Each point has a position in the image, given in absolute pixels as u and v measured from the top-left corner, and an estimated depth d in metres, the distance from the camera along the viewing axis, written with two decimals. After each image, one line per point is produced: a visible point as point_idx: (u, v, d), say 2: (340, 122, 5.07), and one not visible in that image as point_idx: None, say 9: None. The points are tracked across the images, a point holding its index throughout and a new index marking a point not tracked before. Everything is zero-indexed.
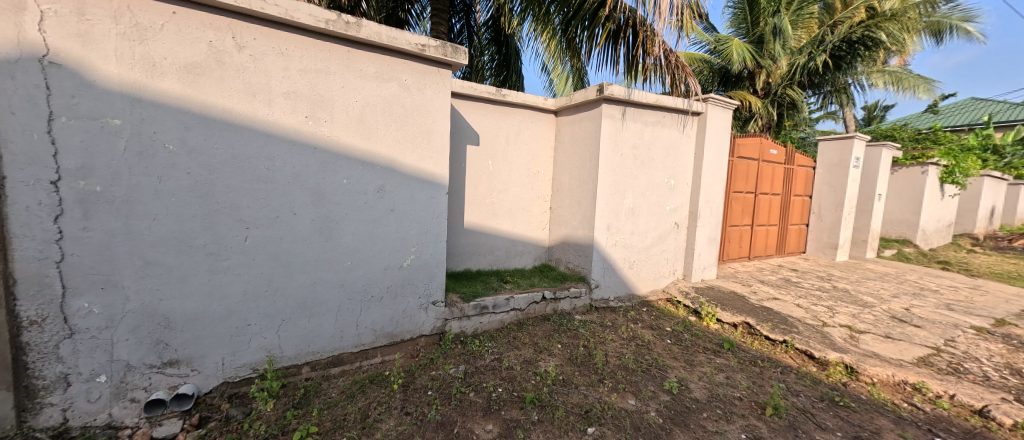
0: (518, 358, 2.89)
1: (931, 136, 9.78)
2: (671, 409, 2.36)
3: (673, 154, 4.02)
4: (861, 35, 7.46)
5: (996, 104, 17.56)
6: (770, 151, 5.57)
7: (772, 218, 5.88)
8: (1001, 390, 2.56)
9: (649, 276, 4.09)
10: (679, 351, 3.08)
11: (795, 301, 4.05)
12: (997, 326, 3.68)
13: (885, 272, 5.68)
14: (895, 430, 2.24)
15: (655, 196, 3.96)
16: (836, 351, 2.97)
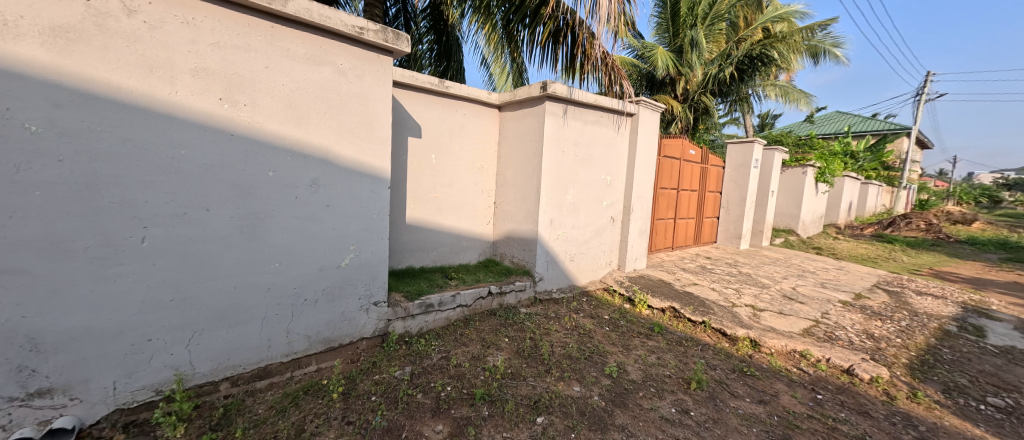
0: (466, 354, 2.88)
1: (810, 143, 11.70)
2: (612, 391, 2.55)
3: (610, 152, 4.31)
4: (760, 53, 8.39)
5: (854, 118, 21.49)
6: (690, 151, 6.18)
7: (691, 212, 6.57)
8: (859, 351, 3.20)
9: (588, 267, 4.36)
10: (616, 337, 3.33)
11: (711, 286, 4.60)
12: (856, 299, 4.59)
13: (777, 258, 6.67)
14: (788, 391, 2.68)
15: (593, 191, 4.22)
16: (743, 328, 3.44)
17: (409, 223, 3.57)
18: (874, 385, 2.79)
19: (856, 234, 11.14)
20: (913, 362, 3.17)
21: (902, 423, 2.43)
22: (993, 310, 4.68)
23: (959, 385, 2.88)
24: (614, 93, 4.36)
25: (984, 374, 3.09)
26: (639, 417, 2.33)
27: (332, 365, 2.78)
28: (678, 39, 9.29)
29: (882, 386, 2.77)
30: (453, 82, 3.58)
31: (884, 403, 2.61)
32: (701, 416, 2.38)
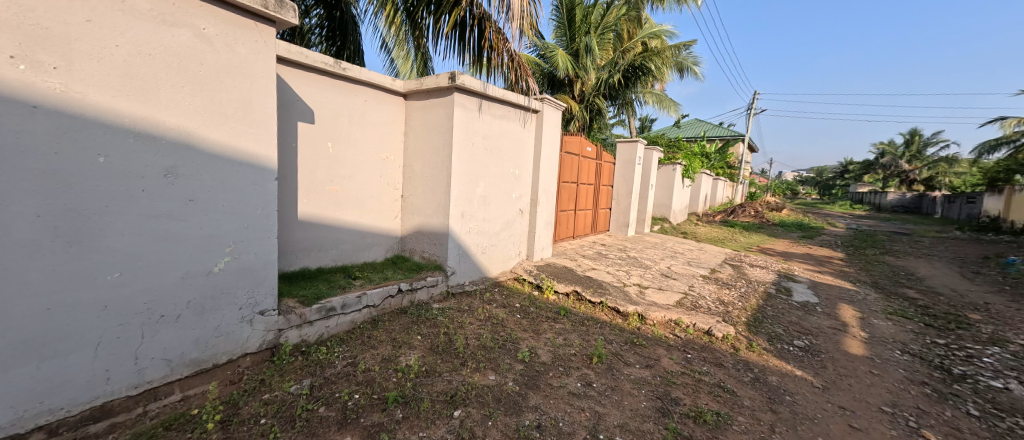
0: (375, 358, 2.69)
1: (677, 145, 13.82)
2: (524, 375, 2.67)
3: (519, 147, 4.48)
4: (640, 63, 9.85)
5: (707, 125, 26.08)
6: (587, 148, 6.70)
7: (589, 204, 7.18)
8: (715, 315, 3.94)
9: (499, 259, 4.50)
10: (526, 324, 3.49)
11: (606, 269, 5.12)
12: (711, 273, 5.63)
13: (655, 242, 7.70)
14: (667, 355, 3.17)
15: (504, 185, 4.35)
16: (632, 305, 3.93)
17: (303, 220, 3.18)
18: (726, 341, 3.48)
19: (709, 220, 13.53)
20: (751, 320, 4.01)
21: (744, 368, 3.07)
22: (795, 276, 6.14)
23: (779, 335, 3.75)
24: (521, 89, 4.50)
25: (795, 324, 4.07)
26: (551, 396, 2.48)
27: (205, 391, 2.33)
28: (574, 44, 10.08)
29: (730, 341, 3.46)
30: (351, 65, 3.24)
31: (733, 354, 3.27)
32: (602, 386, 2.64)
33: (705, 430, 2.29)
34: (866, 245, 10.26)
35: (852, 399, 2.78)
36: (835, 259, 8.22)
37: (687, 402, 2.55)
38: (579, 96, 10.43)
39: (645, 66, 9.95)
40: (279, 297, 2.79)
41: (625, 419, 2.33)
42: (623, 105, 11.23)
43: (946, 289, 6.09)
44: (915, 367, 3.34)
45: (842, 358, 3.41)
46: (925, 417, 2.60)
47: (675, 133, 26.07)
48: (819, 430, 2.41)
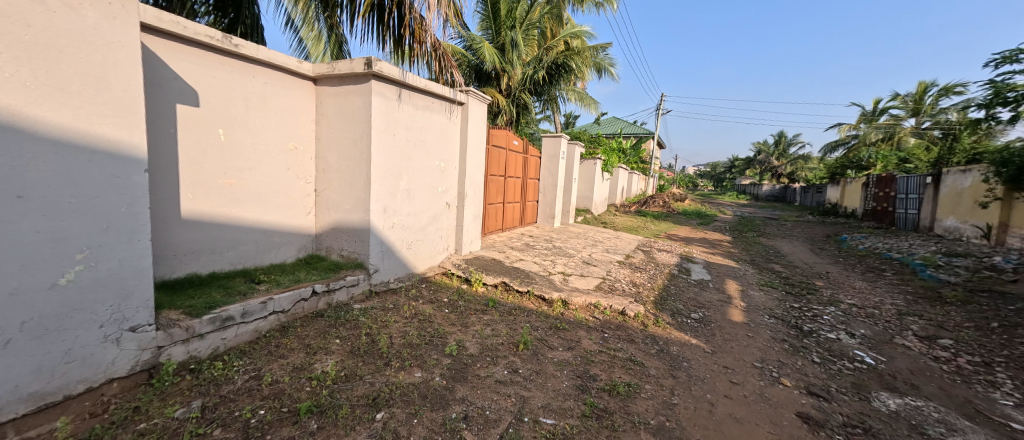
0: (285, 368, 2.52)
1: (598, 141, 14.74)
2: (452, 369, 2.73)
3: (444, 139, 4.48)
4: (562, 62, 10.17)
5: (625, 124, 28.23)
6: (513, 142, 6.88)
7: (517, 197, 7.37)
8: (628, 296, 4.36)
9: (427, 253, 4.48)
10: (454, 317, 3.54)
11: (533, 260, 5.33)
12: (627, 259, 6.14)
13: (579, 232, 8.15)
14: (587, 336, 3.45)
15: (429, 178, 4.33)
16: (556, 292, 4.18)
17: (190, 219, 2.87)
18: (637, 319, 3.87)
19: (626, 211, 14.64)
20: (657, 299, 4.48)
21: (652, 342, 3.45)
22: (693, 258, 6.97)
23: (679, 310, 4.26)
24: (445, 80, 4.49)
25: (692, 299, 4.66)
26: (478, 386, 2.57)
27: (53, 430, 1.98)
28: (499, 38, 10.13)
29: (641, 319, 3.86)
30: (246, 43, 2.95)
31: (642, 330, 3.66)
32: (527, 371, 2.80)
33: (618, 400, 2.55)
34: (750, 229, 11.93)
35: (735, 360, 3.27)
36: (726, 241, 9.46)
37: (603, 378, 2.82)
38: (506, 90, 10.57)
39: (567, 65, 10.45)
40: (155, 310, 2.46)
41: (548, 400, 2.51)
42: (548, 100, 11.57)
43: (805, 263, 7.36)
44: (780, 328, 4.03)
45: (727, 326, 3.98)
46: (783, 368, 3.18)
47: (596, 129, 27.65)
48: (709, 388, 2.81)
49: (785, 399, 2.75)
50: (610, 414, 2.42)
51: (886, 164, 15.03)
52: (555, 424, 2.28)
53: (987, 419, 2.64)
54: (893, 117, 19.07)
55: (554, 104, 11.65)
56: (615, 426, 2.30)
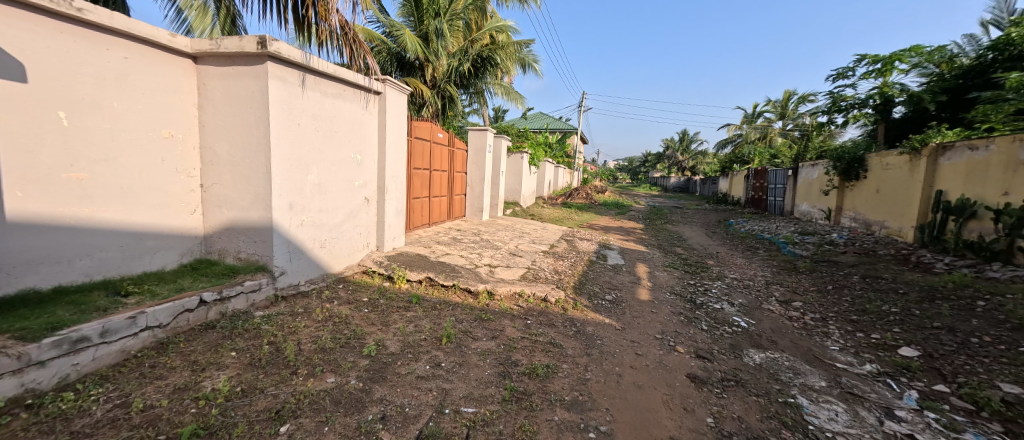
0: (163, 391, 2.20)
1: (525, 134, 15.04)
2: (370, 370, 2.63)
3: (359, 130, 4.25)
4: (487, 55, 10.31)
5: (550, 119, 29.30)
6: (438, 134, 6.79)
7: (443, 190, 7.22)
8: (551, 283, 4.57)
9: (344, 252, 4.23)
10: (375, 317, 3.40)
11: (460, 253, 5.30)
12: (550, 248, 6.39)
13: (507, 225, 8.24)
14: (511, 324, 3.54)
15: (343, 171, 4.08)
16: (481, 283, 4.22)
17: (22, 222, 2.38)
18: (558, 304, 4.07)
19: (553, 203, 15.15)
20: (577, 284, 4.75)
21: (570, 325, 3.65)
22: (610, 245, 7.46)
23: (595, 293, 4.56)
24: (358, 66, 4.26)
25: (608, 282, 5.01)
26: (398, 384, 2.51)
27: None
28: (423, 26, 9.64)
29: (561, 303, 4.07)
30: (94, 8, 2.50)
31: (562, 314, 3.85)
32: (450, 364, 2.81)
33: (537, 382, 2.67)
34: (659, 217, 13.09)
35: (642, 334, 3.60)
36: (639, 229, 10.27)
37: (525, 362, 2.92)
38: (431, 81, 10.31)
39: (491, 59, 10.48)
40: None
41: (470, 390, 2.54)
42: (475, 93, 11.53)
43: (702, 245, 8.31)
44: (678, 303, 4.51)
45: (636, 304, 4.35)
46: (678, 337, 3.57)
47: (523, 123, 28.21)
48: (617, 361, 3.07)
49: (679, 364, 3.10)
50: (529, 395, 2.52)
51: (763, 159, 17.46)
52: (476, 412, 2.32)
53: (824, 363, 3.26)
54: (767, 118, 22.18)
55: (481, 98, 11.66)
56: (533, 406, 2.41)
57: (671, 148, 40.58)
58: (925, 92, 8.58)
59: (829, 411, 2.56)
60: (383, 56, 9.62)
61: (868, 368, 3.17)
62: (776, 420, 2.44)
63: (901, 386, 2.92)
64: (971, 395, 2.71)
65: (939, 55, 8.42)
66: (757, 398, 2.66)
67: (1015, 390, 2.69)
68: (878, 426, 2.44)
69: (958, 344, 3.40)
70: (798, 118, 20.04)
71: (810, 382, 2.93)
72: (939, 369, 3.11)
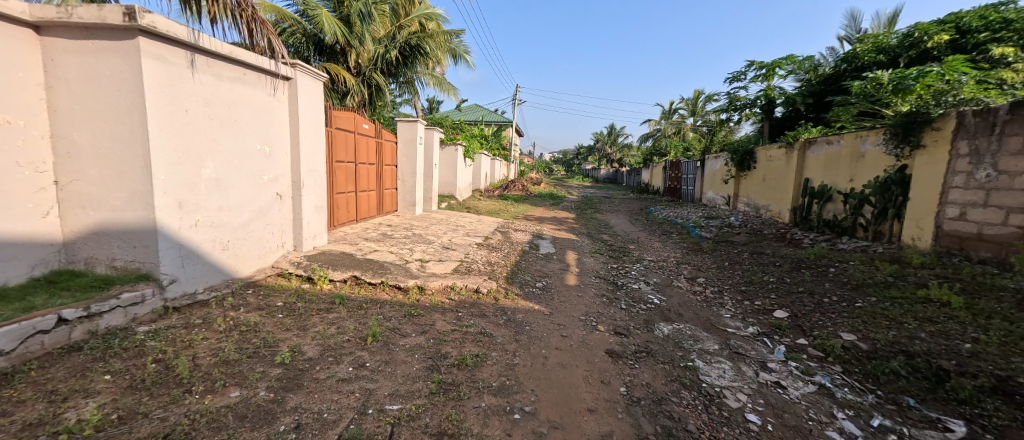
0: (8, 430, 1.82)
1: (459, 127, 14.76)
2: (283, 379, 2.42)
3: (266, 118, 3.82)
4: (416, 43, 9.68)
5: (484, 111, 29.25)
6: (363, 125, 6.44)
7: (371, 184, 6.83)
8: (483, 274, 4.57)
9: (254, 254, 3.77)
10: (290, 322, 3.10)
11: (389, 249, 5.05)
12: (485, 240, 6.35)
13: (442, 218, 8.01)
14: (442, 318, 3.48)
15: (248, 163, 3.63)
16: (412, 279, 4.06)
17: None
18: (490, 294, 4.09)
19: (489, 195, 15.08)
20: (509, 274, 4.82)
21: (501, 314, 3.69)
22: (543, 235, 7.63)
23: (526, 281, 4.66)
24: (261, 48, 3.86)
25: (539, 271, 5.15)
26: (314, 391, 2.35)
27: None
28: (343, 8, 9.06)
29: (493, 294, 4.09)
30: None
31: (494, 305, 3.88)
32: (375, 363, 2.69)
33: (466, 372, 2.67)
34: (589, 206, 13.71)
35: (568, 317, 3.75)
36: (570, 219, 10.65)
37: (454, 354, 2.90)
38: (355, 68, 9.71)
39: (420, 47, 9.81)
40: None
41: (395, 387, 2.46)
42: (405, 82, 10.96)
43: (626, 232, 8.87)
44: (602, 286, 4.78)
45: (563, 290, 4.53)
46: (600, 318, 3.78)
47: (457, 115, 27.80)
48: (544, 345, 3.17)
49: (599, 341, 3.29)
50: (457, 386, 2.51)
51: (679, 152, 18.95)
52: (401, 409, 2.26)
53: (719, 329, 3.67)
54: (681, 114, 24.16)
55: (411, 88, 11.10)
56: (461, 396, 2.41)
57: (600, 141, 42.61)
58: (800, 95, 9.96)
59: (720, 369, 2.92)
60: (297, 37, 8.89)
61: (750, 331, 3.66)
62: (677, 383, 2.72)
63: (774, 343, 3.44)
64: (822, 345, 3.31)
65: (808, 64, 9.74)
66: (664, 365, 2.93)
67: (851, 338, 3.33)
68: (756, 378, 2.86)
69: (816, 303, 4.06)
70: (705, 115, 22.11)
71: (707, 346, 3.30)
72: (802, 327, 3.69)
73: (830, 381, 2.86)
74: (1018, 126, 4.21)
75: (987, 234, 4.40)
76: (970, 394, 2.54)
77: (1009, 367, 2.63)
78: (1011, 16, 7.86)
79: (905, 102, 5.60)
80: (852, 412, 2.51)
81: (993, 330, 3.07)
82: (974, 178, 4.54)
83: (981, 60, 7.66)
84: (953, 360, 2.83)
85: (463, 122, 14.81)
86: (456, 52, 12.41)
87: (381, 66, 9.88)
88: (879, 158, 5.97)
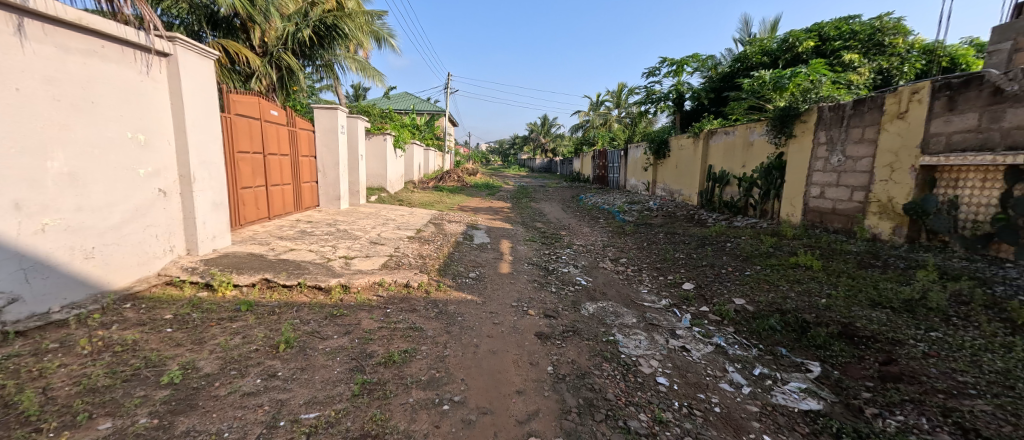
0: None
1: (388, 117, 14.07)
2: (172, 401, 2.05)
3: (137, 101, 3.25)
4: (332, 23, 8.85)
5: (415, 101, 28.26)
6: (271, 111, 5.82)
7: (285, 178, 6.22)
8: (413, 268, 4.35)
9: (131, 261, 3.20)
10: (181, 336, 2.66)
11: (309, 248, 4.61)
12: (417, 233, 6.08)
13: (371, 213, 7.51)
14: (367, 316, 3.22)
15: (115, 154, 3.07)
16: (334, 277, 3.73)
17: None
18: (420, 288, 3.90)
19: (425, 187, 14.55)
20: (441, 266, 4.64)
21: (431, 307, 3.53)
22: (479, 226, 7.49)
23: (459, 272, 4.52)
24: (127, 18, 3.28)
25: (472, 261, 5.04)
26: (211, 410, 2.01)
27: None
28: None
29: (423, 287, 3.91)
30: None
31: (424, 298, 3.70)
32: (289, 372, 2.38)
33: (393, 369, 2.49)
34: (526, 196, 13.81)
35: (500, 305, 3.69)
36: (507, 208, 10.62)
37: (380, 352, 2.69)
38: (261, 47, 8.80)
39: (337, 26, 9.00)
40: None
41: (313, 394, 2.20)
42: (324, 66, 10.28)
43: (558, 219, 9.05)
44: (534, 272, 4.79)
45: (496, 278, 4.47)
46: (532, 302, 3.78)
47: (387, 105, 26.59)
48: (476, 334, 3.08)
49: (530, 325, 3.28)
50: (383, 384, 2.33)
51: (609, 141, 19.73)
52: (318, 416, 2.03)
53: (637, 304, 3.85)
54: (608, 106, 25.19)
55: (332, 73, 10.39)
56: (387, 394, 2.24)
57: (535, 132, 43.30)
58: (704, 90, 10.87)
59: (637, 340, 3.05)
60: (186, 12, 7.79)
61: (663, 303, 3.88)
62: (600, 357, 2.78)
63: (682, 312, 3.67)
64: (719, 310, 3.59)
65: (710, 62, 10.75)
66: (589, 342, 3.00)
67: (740, 302, 3.68)
68: (667, 345, 3.03)
69: (716, 274, 4.43)
70: (628, 107, 23.27)
71: (626, 320, 3.44)
72: (704, 296, 4.00)
73: (725, 340, 3.12)
74: (858, 119, 4.80)
75: (840, 209, 5.05)
76: (823, 339, 2.93)
77: (850, 315, 3.10)
78: (857, 28, 9.23)
79: (781, 99, 6.41)
80: (738, 365, 2.77)
81: (840, 285, 3.59)
82: (830, 162, 5.20)
83: (836, 64, 8.92)
84: (813, 313, 3.24)
85: (393, 111, 14.14)
86: (379, 35, 11.72)
87: (292, 47, 8.97)
88: (763, 147, 6.69)
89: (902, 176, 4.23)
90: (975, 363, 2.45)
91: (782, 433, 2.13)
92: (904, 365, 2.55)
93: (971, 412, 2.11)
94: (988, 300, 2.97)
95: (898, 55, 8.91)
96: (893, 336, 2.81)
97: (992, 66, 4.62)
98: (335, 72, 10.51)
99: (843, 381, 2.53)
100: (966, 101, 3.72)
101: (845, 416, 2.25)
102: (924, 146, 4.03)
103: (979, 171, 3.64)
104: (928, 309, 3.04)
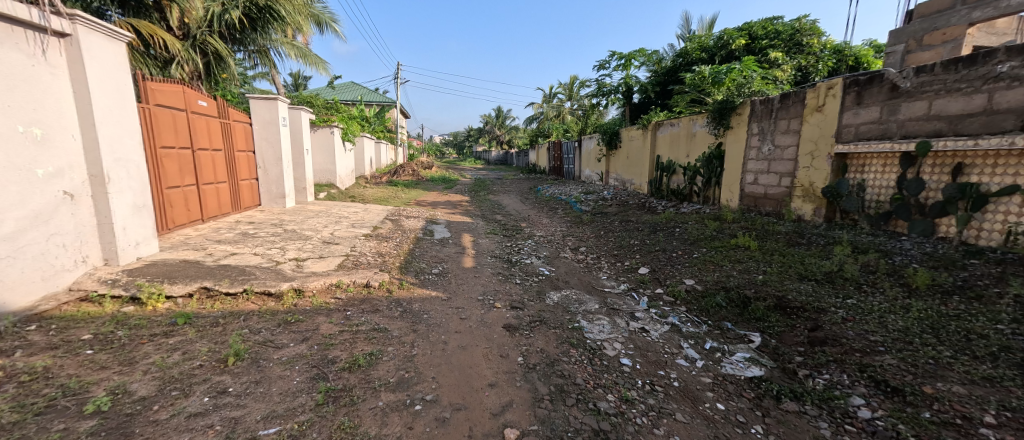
0: None
1: (334, 107, 13.32)
2: (102, 432, 1.80)
3: (28, 88, 2.78)
4: (266, 4, 8.10)
5: (360, 90, 26.94)
6: (199, 101, 5.27)
7: (218, 175, 5.67)
8: (373, 267, 4.16)
9: (33, 275, 2.77)
10: (105, 358, 2.35)
11: (252, 251, 4.25)
12: (373, 230, 5.81)
13: (320, 210, 7.09)
14: (326, 320, 3.05)
15: (3, 150, 2.61)
16: (285, 281, 3.48)
17: None
18: (382, 287, 3.77)
19: (377, 182, 13.97)
20: (402, 263, 4.50)
21: (395, 306, 3.41)
22: (437, 220, 7.33)
23: (421, 269, 4.42)
24: None
25: (434, 256, 4.94)
26: (152, 437, 1.80)
27: None
28: None
29: (385, 286, 3.77)
30: None
31: (387, 298, 3.57)
32: (241, 387, 2.19)
33: (359, 374, 2.38)
34: (482, 188, 13.74)
35: (466, 299, 3.66)
36: (465, 201, 10.52)
37: (344, 357, 2.56)
38: (180, 29, 7.91)
39: (272, 8, 8.26)
40: None
41: (271, 408, 2.04)
42: (257, 51, 9.46)
43: (517, 210, 9.14)
44: (497, 264, 4.79)
45: (460, 272, 4.43)
46: (497, 295, 3.79)
47: (331, 94, 25.20)
48: (444, 330, 3.04)
49: (497, 318, 3.30)
50: (349, 390, 2.22)
51: (563, 132, 20.06)
52: (279, 431, 1.88)
53: (598, 290, 4.02)
54: (559, 98, 25.55)
55: (267, 58, 9.62)
56: (354, 400, 2.14)
57: (489, 124, 43.25)
58: (650, 83, 11.43)
59: (600, 325, 3.17)
60: None
61: (622, 287, 4.08)
62: (567, 343, 2.87)
63: (640, 295, 3.88)
64: (672, 291, 3.84)
65: (655, 57, 11.32)
66: (556, 330, 3.07)
67: (691, 282, 3.97)
68: (628, 327, 3.18)
69: (668, 258, 4.71)
70: (579, 99, 23.71)
71: (589, 307, 3.56)
72: (659, 278, 4.26)
73: (679, 319, 3.35)
74: (785, 112, 5.32)
75: (770, 193, 5.62)
76: (762, 312, 3.23)
77: (783, 289, 3.45)
78: (780, 28, 10.11)
79: (719, 92, 6.95)
80: (692, 341, 2.98)
81: (775, 262, 3.97)
82: (762, 151, 5.74)
83: (763, 61, 9.79)
84: (753, 288, 3.57)
85: (338, 101, 13.40)
86: (320, 19, 10.96)
87: (219, 29, 8.18)
88: (704, 137, 7.19)
89: (820, 163, 4.81)
90: (883, 323, 2.80)
91: (732, 400, 2.33)
92: (828, 330, 2.87)
93: (882, 366, 2.42)
94: (889, 269, 3.42)
95: (814, 54, 9.95)
96: (817, 305, 3.15)
97: (891, 64, 5.29)
98: (271, 58, 9.73)
99: (779, 349, 2.81)
100: (870, 97, 4.24)
101: (783, 379, 2.51)
102: (839, 135, 4.58)
103: (880, 157, 4.17)
104: (845, 279, 3.45)
